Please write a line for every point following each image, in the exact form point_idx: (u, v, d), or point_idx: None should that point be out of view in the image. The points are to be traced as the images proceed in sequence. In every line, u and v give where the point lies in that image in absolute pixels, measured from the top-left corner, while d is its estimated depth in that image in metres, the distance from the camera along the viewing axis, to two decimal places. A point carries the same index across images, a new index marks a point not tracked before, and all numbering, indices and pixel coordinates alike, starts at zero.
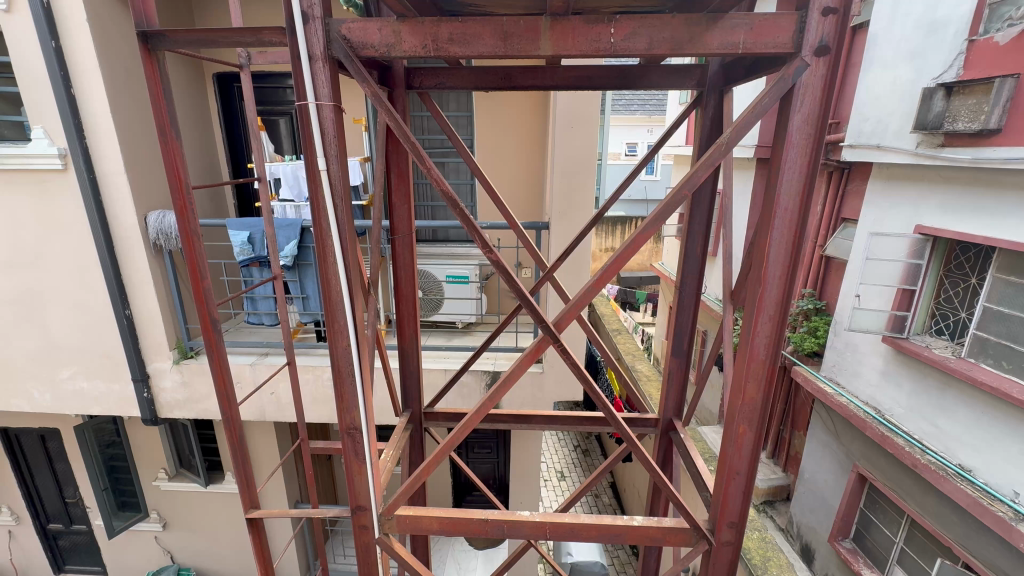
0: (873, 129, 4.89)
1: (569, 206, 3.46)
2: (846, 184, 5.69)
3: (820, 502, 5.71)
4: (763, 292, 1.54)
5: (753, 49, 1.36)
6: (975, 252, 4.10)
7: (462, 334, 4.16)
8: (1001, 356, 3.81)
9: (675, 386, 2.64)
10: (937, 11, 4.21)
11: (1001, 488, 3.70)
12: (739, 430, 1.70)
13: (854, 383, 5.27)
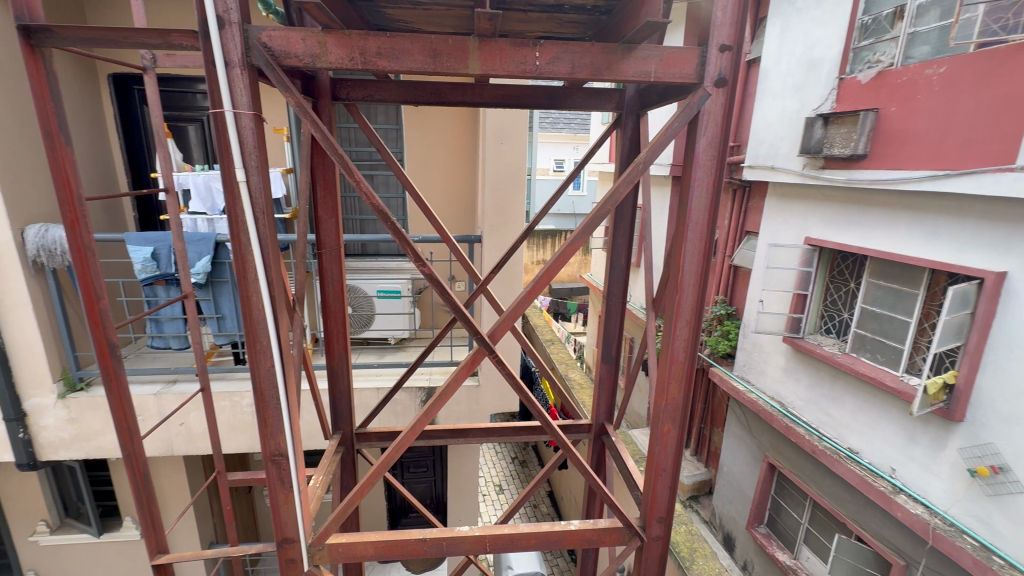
0: (767, 152, 5.49)
1: (501, 219, 3.52)
2: (748, 201, 6.32)
3: (737, 493, 6.18)
4: (681, 298, 1.67)
5: (663, 78, 1.49)
6: (853, 260, 4.71)
7: (395, 350, 4.06)
8: (877, 350, 4.39)
9: (606, 392, 2.74)
10: (814, 52, 4.86)
11: (883, 466, 4.25)
12: (663, 430, 1.81)
13: (761, 380, 5.81)
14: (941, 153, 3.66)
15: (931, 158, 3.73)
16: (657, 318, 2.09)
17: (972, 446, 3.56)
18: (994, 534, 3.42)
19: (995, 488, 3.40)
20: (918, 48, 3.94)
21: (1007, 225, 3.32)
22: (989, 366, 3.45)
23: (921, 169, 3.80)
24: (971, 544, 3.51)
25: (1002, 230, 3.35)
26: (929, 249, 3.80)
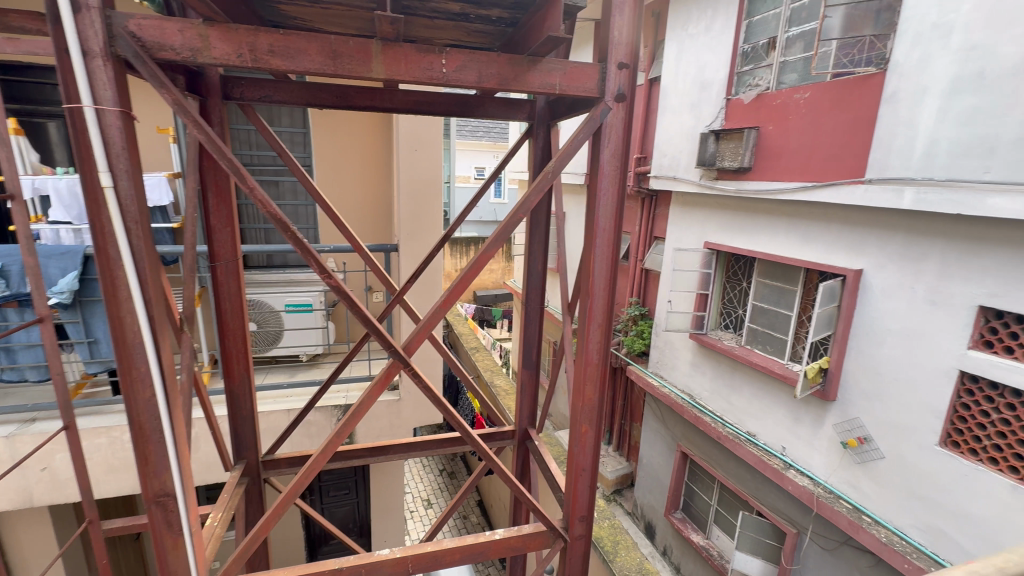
0: (670, 164, 5.94)
1: (418, 227, 3.44)
2: (655, 209, 6.77)
3: (655, 483, 6.57)
4: (592, 302, 1.74)
5: (568, 91, 1.55)
6: (744, 261, 5.24)
7: (307, 367, 3.81)
8: (766, 341, 4.91)
9: (528, 397, 2.78)
10: (705, 74, 5.36)
11: (775, 445, 4.75)
12: (582, 430, 1.87)
13: (672, 375, 6.25)
14: (809, 167, 4.20)
15: (802, 171, 4.26)
16: (572, 321, 2.15)
17: (843, 421, 4.10)
18: (864, 496, 3.96)
19: (862, 456, 3.94)
20: (788, 75, 4.50)
21: (862, 229, 3.88)
22: (853, 351, 4.00)
23: (795, 181, 4.33)
24: (846, 507, 4.03)
25: (858, 234, 3.91)
26: (804, 251, 4.34)
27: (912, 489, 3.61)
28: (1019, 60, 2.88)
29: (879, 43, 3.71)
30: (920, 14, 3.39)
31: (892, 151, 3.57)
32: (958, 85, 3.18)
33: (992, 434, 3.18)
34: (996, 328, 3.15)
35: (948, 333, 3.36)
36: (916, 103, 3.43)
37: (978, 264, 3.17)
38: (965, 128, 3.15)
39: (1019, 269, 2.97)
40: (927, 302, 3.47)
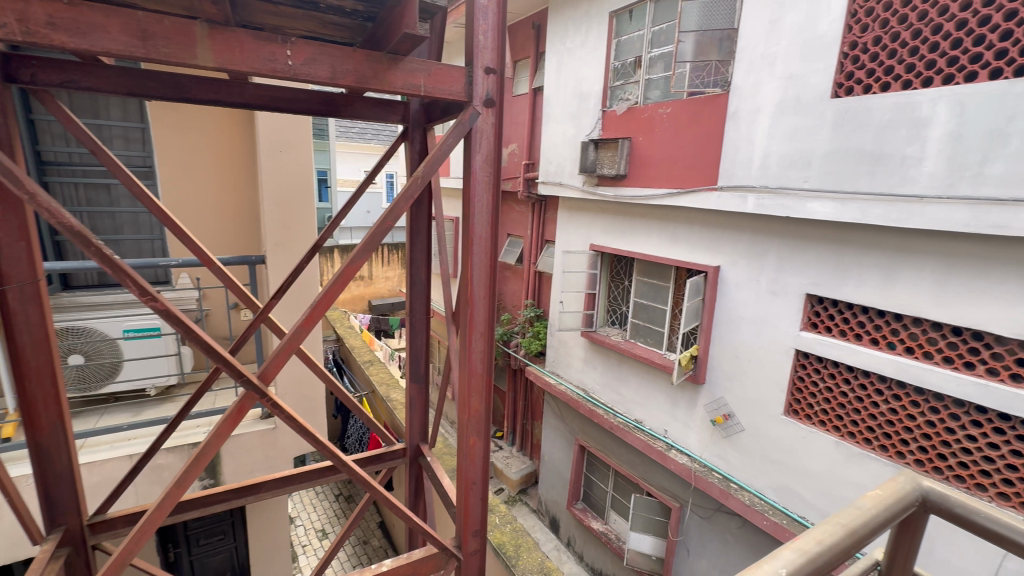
0: (555, 170, 6.19)
1: (287, 236, 3.14)
2: (545, 213, 7.08)
3: (557, 478, 6.79)
4: (473, 312, 1.71)
5: (434, 93, 1.50)
6: (625, 261, 5.66)
7: (157, 403, 3.27)
8: (647, 334, 5.33)
9: (419, 411, 2.67)
10: (583, 87, 5.69)
11: (659, 429, 5.18)
12: (470, 443, 1.83)
13: (567, 372, 6.51)
14: (674, 175, 4.65)
15: (668, 179, 4.71)
16: (456, 330, 2.10)
17: (711, 401, 4.59)
18: (730, 466, 4.48)
19: (728, 431, 4.45)
20: (652, 91, 4.95)
21: (718, 230, 4.39)
22: (716, 339, 4.50)
23: (662, 187, 4.76)
24: (717, 477, 4.52)
25: (714, 235, 4.42)
26: (674, 251, 4.79)
27: (766, 455, 4.16)
28: (824, 89, 3.47)
29: (723, 67, 4.23)
30: (752, 44, 3.93)
31: (737, 161, 4.09)
32: (783, 106, 3.74)
33: (820, 401, 3.80)
34: (819, 311, 3.76)
35: (786, 318, 3.93)
36: (753, 121, 3.96)
37: (804, 258, 3.76)
38: (789, 143, 3.71)
39: (833, 262, 3.58)
40: (769, 292, 4.02)
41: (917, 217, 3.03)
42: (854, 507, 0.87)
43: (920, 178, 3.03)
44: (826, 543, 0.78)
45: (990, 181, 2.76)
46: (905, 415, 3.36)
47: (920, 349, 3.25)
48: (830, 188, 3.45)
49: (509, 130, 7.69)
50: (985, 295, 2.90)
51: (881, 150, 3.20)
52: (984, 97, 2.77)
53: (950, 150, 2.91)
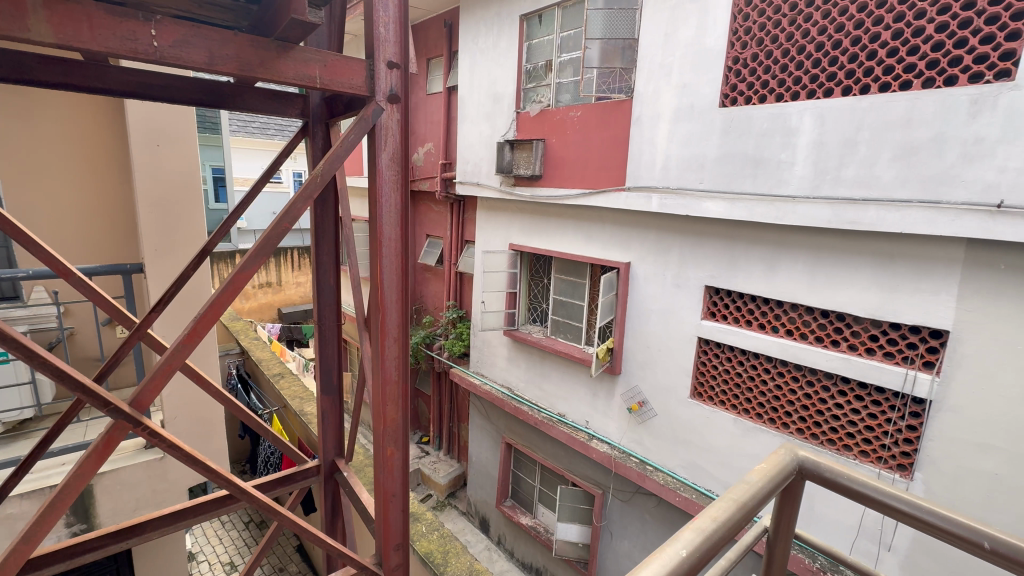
0: (472, 170, 6.17)
1: (168, 241, 2.81)
2: (463, 214, 7.07)
3: (485, 477, 6.79)
4: (385, 318, 1.66)
5: (331, 86, 1.43)
6: (543, 260, 5.79)
7: (6, 441, 2.76)
8: (566, 330, 5.50)
9: (333, 425, 2.55)
10: (496, 87, 5.72)
11: (580, 420, 5.38)
12: (387, 454, 1.76)
13: (491, 371, 6.53)
14: (586, 177, 4.85)
15: (581, 179, 4.89)
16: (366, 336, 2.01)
17: (627, 390, 4.85)
18: (646, 450, 4.76)
19: (643, 416, 4.73)
20: (563, 95, 5.12)
21: (627, 228, 4.65)
22: (629, 331, 4.75)
23: (576, 188, 4.94)
24: (634, 462, 4.79)
25: (624, 233, 4.67)
26: (588, 249, 5.00)
27: (677, 436, 4.49)
28: (713, 98, 3.81)
29: (627, 75, 4.49)
30: (651, 55, 4.20)
31: (641, 163, 4.35)
32: (679, 113, 4.04)
33: (720, 382, 4.17)
34: (716, 301, 4.13)
35: (688, 308, 4.26)
36: (654, 126, 4.24)
37: (702, 254, 4.10)
38: (686, 148, 4.01)
39: (726, 256, 3.94)
40: (674, 285, 4.33)
41: (791, 214, 3.43)
42: (743, 482, 0.96)
43: (793, 180, 3.43)
44: (720, 519, 0.84)
45: (846, 183, 3.20)
46: (788, 390, 3.79)
47: (797, 330, 3.69)
48: (722, 189, 3.80)
49: (425, 129, 7.54)
50: (845, 282, 3.36)
51: (761, 155, 3.58)
52: (839, 110, 3.20)
53: (815, 156, 3.32)
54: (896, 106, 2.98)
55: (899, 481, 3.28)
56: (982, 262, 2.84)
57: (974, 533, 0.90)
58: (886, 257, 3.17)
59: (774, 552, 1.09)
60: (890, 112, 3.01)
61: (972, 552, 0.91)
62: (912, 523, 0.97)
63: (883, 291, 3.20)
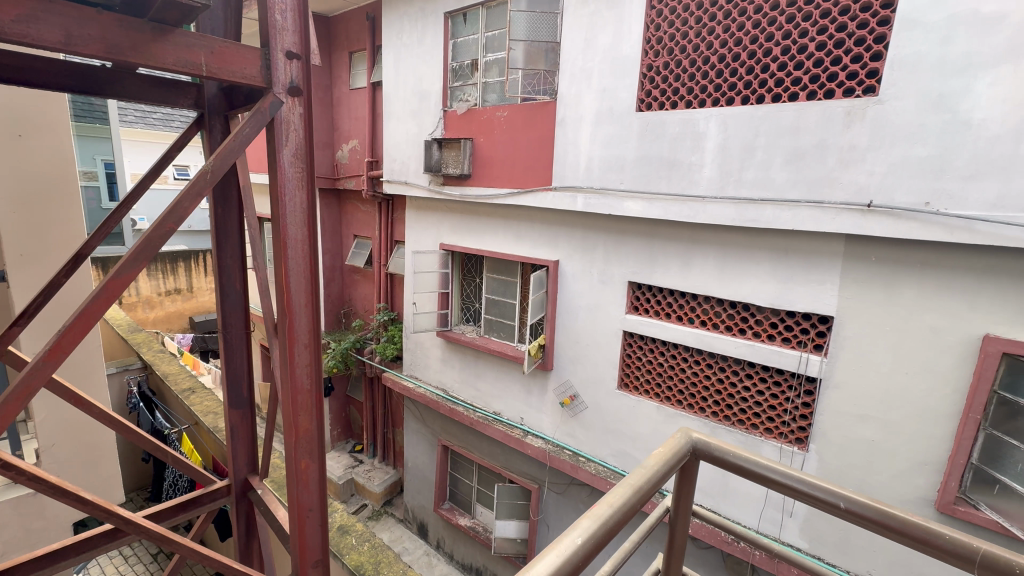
0: (400, 168, 6.01)
1: (37, 243, 2.93)
2: (392, 213, 6.91)
3: (422, 482, 6.66)
4: (294, 322, 1.70)
5: (221, 74, 1.47)
6: (475, 260, 5.77)
7: None
8: (499, 329, 5.53)
9: (243, 443, 2.52)
10: (422, 85, 5.62)
11: (515, 417, 5.43)
12: (301, 467, 1.78)
13: (425, 374, 6.40)
14: (514, 176, 4.90)
15: (510, 179, 4.93)
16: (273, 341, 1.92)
17: (559, 385, 4.97)
18: (578, 442, 4.91)
19: (575, 410, 4.88)
20: (490, 95, 5.14)
21: (554, 227, 4.76)
22: (560, 327, 4.87)
23: (504, 188, 4.98)
24: (568, 454, 4.92)
25: (552, 231, 4.78)
26: (518, 248, 5.06)
27: (606, 426, 4.67)
28: (630, 103, 4.00)
29: (551, 77, 4.59)
30: (572, 59, 4.33)
31: (566, 164, 4.47)
32: (600, 116, 4.20)
33: (643, 373, 4.40)
34: (638, 296, 4.35)
35: (614, 304, 4.44)
36: (578, 128, 4.37)
37: (624, 251, 4.30)
38: (607, 149, 4.18)
39: (647, 253, 4.16)
40: (600, 282, 4.50)
41: (702, 213, 3.69)
42: (639, 467, 1.02)
43: (702, 181, 3.69)
44: (616, 504, 0.89)
45: (747, 185, 3.49)
46: (702, 376, 4.08)
47: (710, 321, 3.98)
48: (640, 189, 4.00)
49: (348, 125, 7.24)
50: (748, 275, 3.66)
51: (674, 158, 3.81)
52: (739, 118, 3.49)
53: (720, 159, 3.59)
54: (786, 116, 3.30)
55: (798, 454, 3.64)
56: (859, 255, 3.22)
57: (828, 494, 1.04)
58: (782, 252, 3.50)
59: (677, 525, 1.19)
60: (781, 121, 3.33)
61: (831, 512, 1.03)
62: (783, 491, 1.09)
63: (780, 282, 3.53)
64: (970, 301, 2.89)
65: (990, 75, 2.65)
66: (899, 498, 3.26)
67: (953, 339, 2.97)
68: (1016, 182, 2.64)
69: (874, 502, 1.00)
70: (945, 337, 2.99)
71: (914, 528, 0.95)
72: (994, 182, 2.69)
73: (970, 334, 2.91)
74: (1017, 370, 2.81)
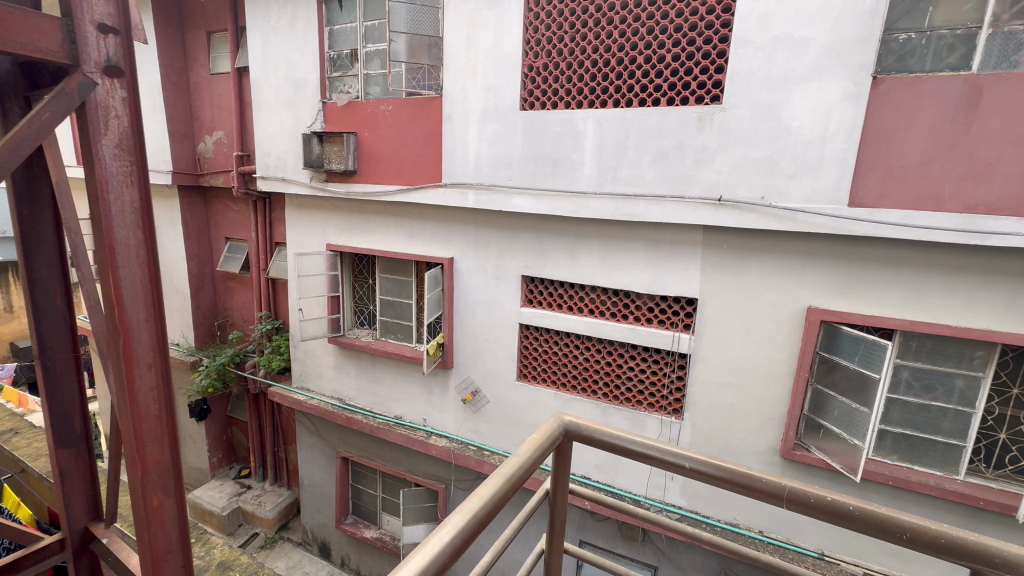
0: (276, 163, 5.50)
1: None
2: (271, 212, 6.34)
3: (321, 500, 6.23)
4: (132, 339, 1.81)
5: (8, 44, 1.47)
6: (366, 260, 5.50)
7: None
8: (396, 330, 5.35)
9: (78, 486, 2.30)
10: (296, 73, 5.19)
11: (418, 419, 5.32)
12: (155, 501, 1.92)
13: (318, 384, 5.97)
14: (402, 172, 4.76)
15: (399, 176, 4.79)
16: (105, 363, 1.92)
17: (460, 381, 4.96)
18: (482, 437, 4.95)
19: (477, 405, 4.91)
20: (372, 87, 4.93)
21: (448, 224, 4.72)
22: (458, 324, 4.85)
23: (393, 185, 4.82)
24: (472, 450, 4.94)
25: (446, 228, 4.73)
26: (411, 246, 4.94)
27: (508, 418, 4.77)
28: (515, 101, 4.10)
29: (435, 72, 4.53)
30: (455, 55, 4.30)
31: (456, 160, 4.45)
32: (486, 113, 4.24)
33: (540, 363, 4.58)
34: (533, 289, 4.50)
35: (509, 298, 4.54)
36: (465, 124, 4.37)
37: (516, 246, 4.42)
38: (494, 146, 4.24)
39: (538, 247, 4.31)
40: (495, 277, 4.57)
41: (584, 208, 3.92)
42: (514, 457, 1.17)
43: (583, 178, 3.92)
44: (486, 496, 1.04)
45: (622, 181, 3.79)
46: (593, 361, 4.36)
47: (598, 309, 4.25)
48: (528, 185, 4.13)
49: (211, 115, 6.45)
50: (628, 265, 3.98)
51: (557, 155, 3.99)
52: (612, 119, 3.76)
53: (598, 157, 3.85)
54: (651, 119, 3.63)
55: (676, 423, 4.05)
56: (715, 243, 3.67)
57: (677, 457, 1.20)
58: (654, 243, 3.85)
59: (555, 499, 1.36)
60: (647, 123, 3.65)
61: (678, 472, 1.20)
62: (645, 460, 1.25)
63: (654, 270, 3.89)
64: (798, 279, 3.45)
65: (803, 90, 3.17)
66: (754, 450, 3.79)
67: (787, 312, 3.52)
68: (824, 179, 3.20)
69: (712, 459, 1.17)
70: (781, 311, 3.53)
71: (739, 476, 1.13)
72: (809, 179, 3.24)
73: (799, 307, 3.47)
74: (832, 334, 3.42)
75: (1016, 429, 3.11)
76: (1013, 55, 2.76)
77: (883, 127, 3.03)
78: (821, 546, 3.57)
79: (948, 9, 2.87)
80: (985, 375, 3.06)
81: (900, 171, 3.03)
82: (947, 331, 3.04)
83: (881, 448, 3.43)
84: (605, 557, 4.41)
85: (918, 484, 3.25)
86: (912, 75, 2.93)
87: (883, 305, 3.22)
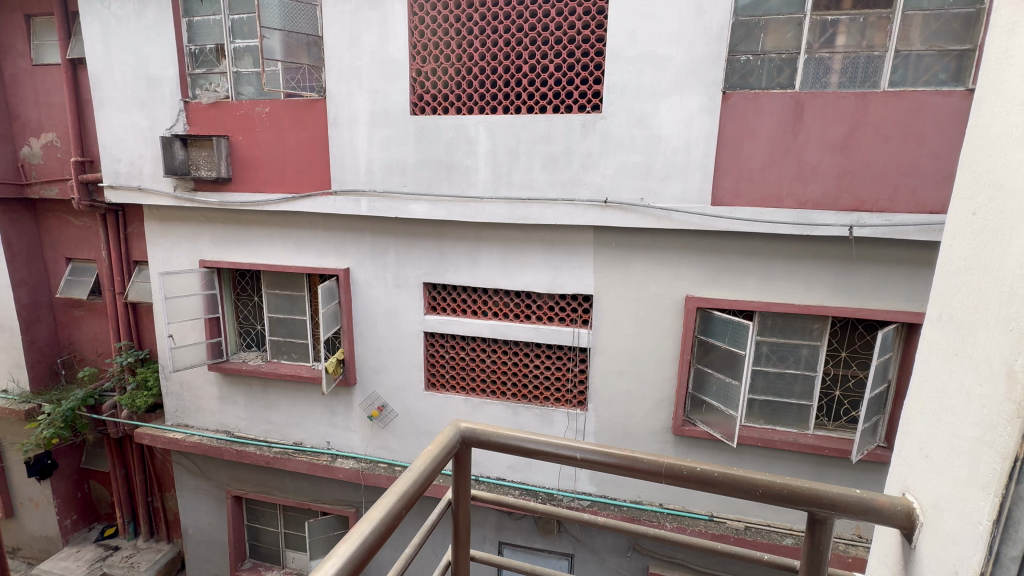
0: (129, 171, 4.77)
1: None
2: (126, 227, 5.47)
3: (211, 547, 5.53)
4: None
5: None
6: (249, 276, 5.00)
7: None
8: (290, 349, 4.93)
9: None
10: (148, 67, 4.55)
11: (321, 443, 4.95)
12: None
13: (199, 418, 5.28)
14: (286, 180, 4.41)
15: (282, 183, 4.43)
16: None
17: (365, 398, 4.72)
18: (393, 452, 4.76)
19: (385, 421, 4.70)
20: (244, 87, 4.51)
21: (341, 234, 4.47)
22: (359, 338, 4.61)
23: (275, 193, 4.44)
24: (383, 468, 4.73)
25: (340, 237, 4.48)
26: (301, 258, 4.59)
27: (419, 429, 4.64)
28: (404, 106, 4.01)
29: (317, 73, 4.24)
30: (338, 56, 4.10)
31: (345, 166, 4.23)
32: (375, 118, 4.09)
33: (449, 370, 4.54)
34: (436, 296, 4.45)
35: (412, 307, 4.42)
36: (352, 128, 4.17)
37: (416, 253, 4.32)
38: (386, 151, 4.11)
39: (439, 253, 4.26)
40: (395, 286, 4.42)
41: (481, 212, 3.97)
42: (407, 473, 1.13)
43: (478, 183, 3.96)
44: (376, 518, 0.99)
45: (516, 186, 3.89)
46: (501, 362, 4.41)
47: (502, 311, 4.33)
48: (424, 191, 4.06)
49: (37, 113, 5.41)
50: (527, 267, 4.09)
51: (451, 161, 3.99)
52: (503, 125, 3.84)
53: (491, 162, 3.91)
54: (539, 125, 3.78)
55: (581, 415, 4.25)
56: (604, 242, 3.92)
57: (569, 450, 1.26)
58: (550, 244, 4.02)
59: (459, 508, 1.36)
60: (535, 130, 3.79)
61: (571, 464, 1.26)
62: (540, 456, 1.29)
63: (552, 270, 4.05)
64: (675, 272, 3.82)
65: (668, 101, 3.52)
66: (650, 430, 4.13)
67: (668, 301, 3.88)
68: (690, 182, 3.59)
69: (600, 447, 1.25)
70: (665, 301, 3.89)
71: (624, 460, 1.23)
72: (679, 182, 3.61)
73: (679, 296, 3.85)
74: (706, 319, 3.83)
75: (847, 386, 3.76)
76: (823, 77, 3.35)
77: (733, 135, 3.48)
78: (710, 509, 3.98)
79: (775, 36, 3.38)
80: (822, 343, 3.65)
81: (748, 174, 3.50)
82: (792, 309, 3.58)
83: (751, 415, 3.92)
84: (524, 554, 4.49)
85: (781, 441, 3.77)
86: (752, 91, 3.41)
87: (744, 290, 3.69)
